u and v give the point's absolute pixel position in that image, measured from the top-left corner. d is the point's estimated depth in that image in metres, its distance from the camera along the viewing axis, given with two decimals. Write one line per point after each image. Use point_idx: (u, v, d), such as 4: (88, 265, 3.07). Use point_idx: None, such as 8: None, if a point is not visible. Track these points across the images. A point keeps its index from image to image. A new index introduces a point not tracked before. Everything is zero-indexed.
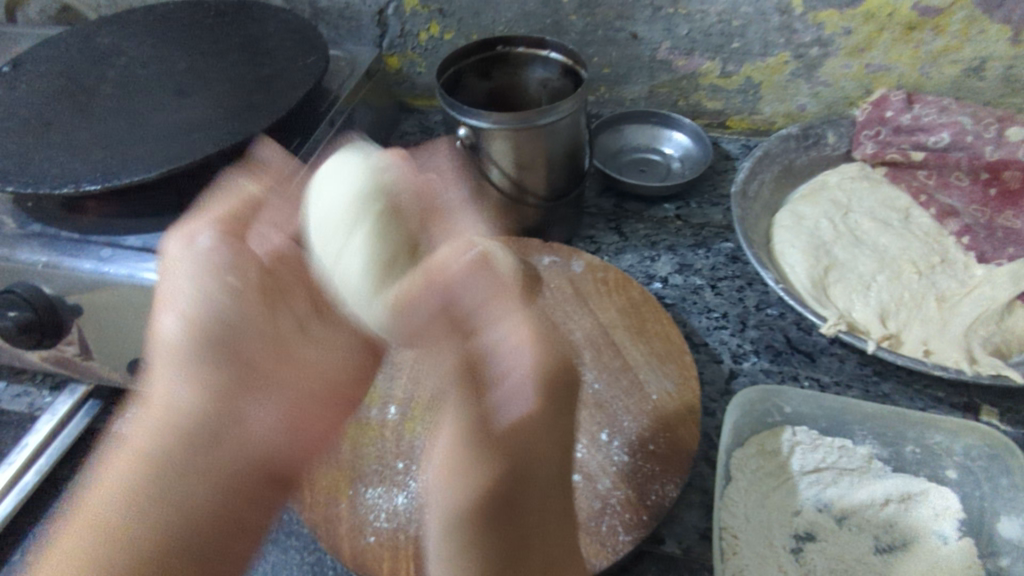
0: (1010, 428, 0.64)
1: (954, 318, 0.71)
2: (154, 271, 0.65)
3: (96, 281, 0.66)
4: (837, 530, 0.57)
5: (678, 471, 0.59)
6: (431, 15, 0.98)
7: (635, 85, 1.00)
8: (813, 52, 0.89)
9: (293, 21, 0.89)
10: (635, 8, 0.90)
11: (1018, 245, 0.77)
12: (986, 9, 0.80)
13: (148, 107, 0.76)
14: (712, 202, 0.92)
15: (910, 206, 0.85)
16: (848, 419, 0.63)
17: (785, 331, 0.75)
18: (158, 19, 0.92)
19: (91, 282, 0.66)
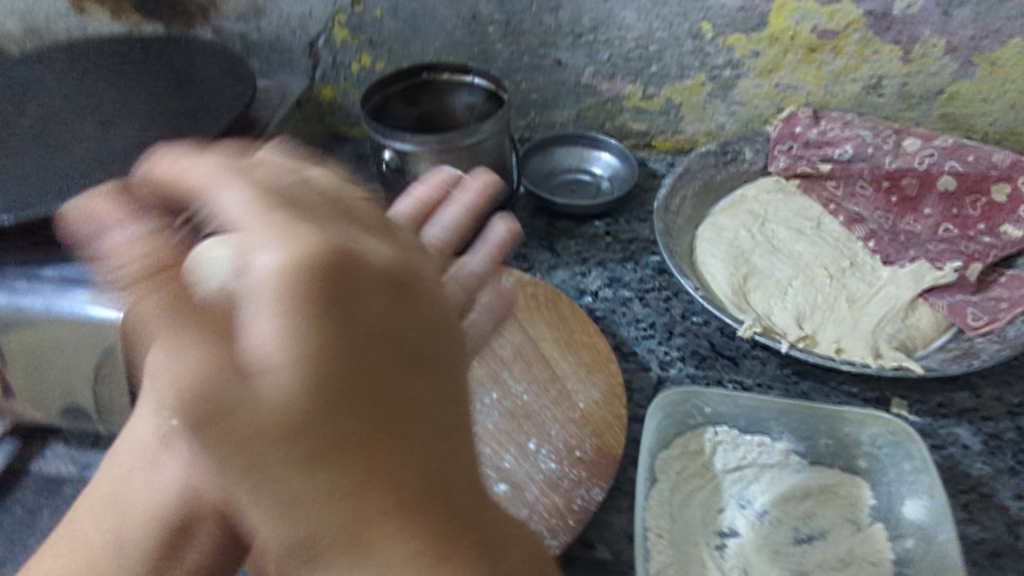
0: (916, 417, 0.67)
1: (863, 317, 0.75)
2: (70, 304, 0.63)
3: (13, 316, 0.64)
4: (759, 525, 0.59)
5: (603, 475, 0.60)
6: (362, 46, 1.00)
7: (564, 109, 1.03)
8: (726, 73, 0.94)
9: (222, 53, 0.90)
10: (557, 36, 0.94)
11: (918, 247, 0.82)
12: (877, 32, 0.86)
13: (72, 139, 0.76)
14: (640, 219, 0.95)
15: (820, 215, 0.89)
16: (764, 416, 0.65)
17: (709, 337, 0.78)
18: (84, 53, 0.91)
19: (8, 318, 0.64)
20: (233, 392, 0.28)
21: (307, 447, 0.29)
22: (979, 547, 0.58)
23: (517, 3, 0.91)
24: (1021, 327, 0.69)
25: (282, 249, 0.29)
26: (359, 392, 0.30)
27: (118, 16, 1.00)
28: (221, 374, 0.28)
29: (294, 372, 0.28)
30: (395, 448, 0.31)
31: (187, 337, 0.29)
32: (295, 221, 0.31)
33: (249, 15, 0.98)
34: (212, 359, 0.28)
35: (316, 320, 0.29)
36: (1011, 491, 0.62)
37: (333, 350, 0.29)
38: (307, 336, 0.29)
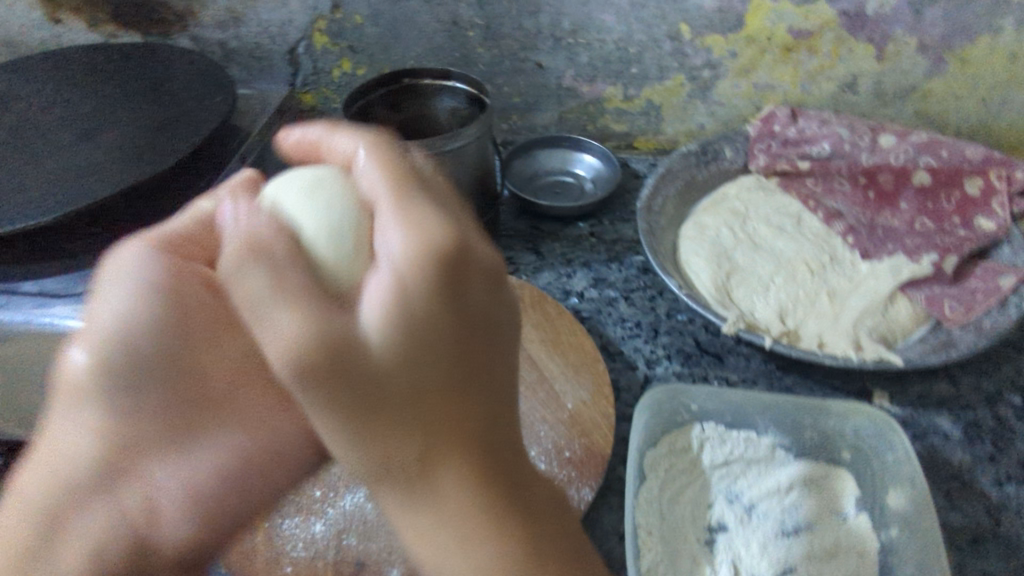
0: (899, 409, 0.69)
1: (844, 311, 0.76)
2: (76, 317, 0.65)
3: (20, 330, 0.66)
4: (748, 520, 0.60)
5: (592, 474, 0.61)
6: (342, 52, 1.00)
7: (546, 112, 1.04)
8: (704, 74, 0.95)
9: (201, 62, 0.90)
10: (537, 39, 0.94)
11: (895, 241, 0.84)
12: (851, 31, 0.88)
13: (50, 151, 0.75)
14: (623, 219, 0.96)
15: (800, 212, 0.91)
16: (750, 411, 0.66)
17: (694, 335, 0.79)
18: (59, 63, 0.90)
19: (16, 331, 0.66)
20: (346, 347, 0.33)
21: (392, 395, 0.33)
22: (961, 534, 0.59)
23: (497, 7, 0.91)
24: (996, 318, 0.71)
25: (404, 238, 0.34)
26: (445, 348, 0.34)
27: (95, 25, 0.99)
28: (335, 330, 0.33)
29: (395, 335, 0.33)
30: (473, 398, 0.34)
31: (292, 307, 0.33)
32: (400, 209, 0.36)
33: (228, 23, 0.98)
34: (327, 324, 0.33)
35: (419, 287, 0.33)
36: (991, 478, 0.63)
37: (427, 313, 0.33)
38: (415, 301, 0.33)
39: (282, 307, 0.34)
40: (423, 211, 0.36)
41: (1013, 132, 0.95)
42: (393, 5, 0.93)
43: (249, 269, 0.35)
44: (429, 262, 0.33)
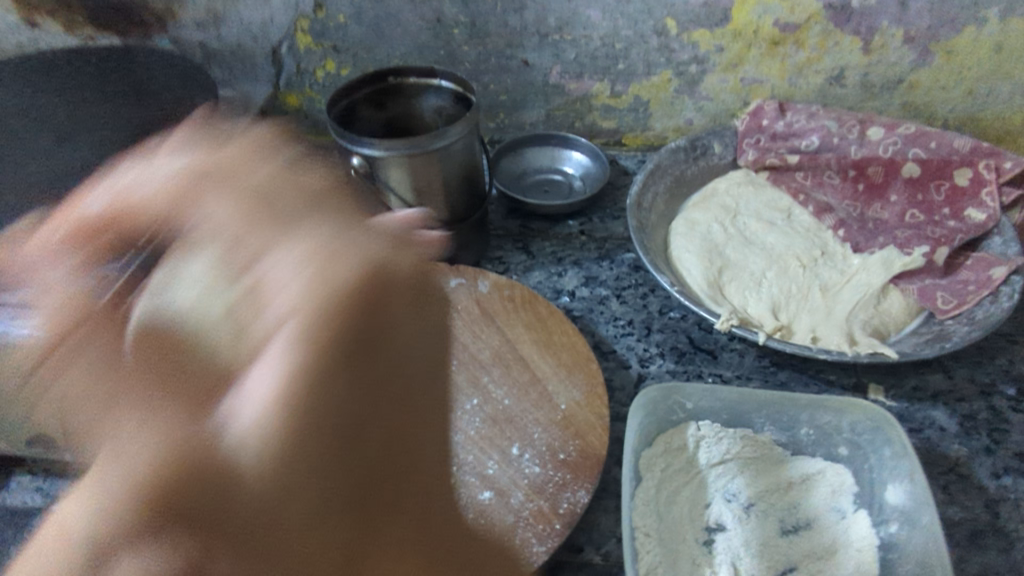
0: (894, 403, 0.68)
1: (837, 305, 0.76)
2: None
3: None
4: (746, 518, 0.59)
5: (588, 476, 0.60)
6: (325, 52, 0.98)
7: (533, 110, 1.03)
8: (692, 69, 0.95)
9: (180, 64, 0.88)
10: (523, 36, 0.93)
11: (886, 234, 0.84)
12: (837, 23, 0.87)
13: (26, 157, 0.73)
14: (613, 216, 0.95)
15: (791, 206, 0.90)
16: (746, 408, 0.65)
17: (687, 332, 0.78)
18: (34, 67, 0.88)
19: None
20: (219, 461, 0.28)
21: (267, 522, 0.28)
22: (960, 527, 0.59)
23: (482, 4, 0.90)
24: (988, 309, 0.71)
25: (295, 335, 0.30)
26: (348, 447, 0.31)
27: (71, 28, 0.97)
28: (207, 450, 0.28)
29: (289, 435, 0.29)
30: (385, 492, 0.32)
31: (134, 420, 0.28)
32: (293, 245, 0.33)
33: (208, 24, 0.96)
34: (187, 442, 0.28)
35: (318, 376, 0.31)
36: (987, 470, 0.63)
37: (337, 399, 0.31)
38: (307, 389, 0.30)
39: (126, 426, 0.28)
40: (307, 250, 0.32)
41: (1000, 123, 0.95)
42: (376, 4, 0.92)
43: (76, 370, 0.28)
44: (324, 341, 0.31)
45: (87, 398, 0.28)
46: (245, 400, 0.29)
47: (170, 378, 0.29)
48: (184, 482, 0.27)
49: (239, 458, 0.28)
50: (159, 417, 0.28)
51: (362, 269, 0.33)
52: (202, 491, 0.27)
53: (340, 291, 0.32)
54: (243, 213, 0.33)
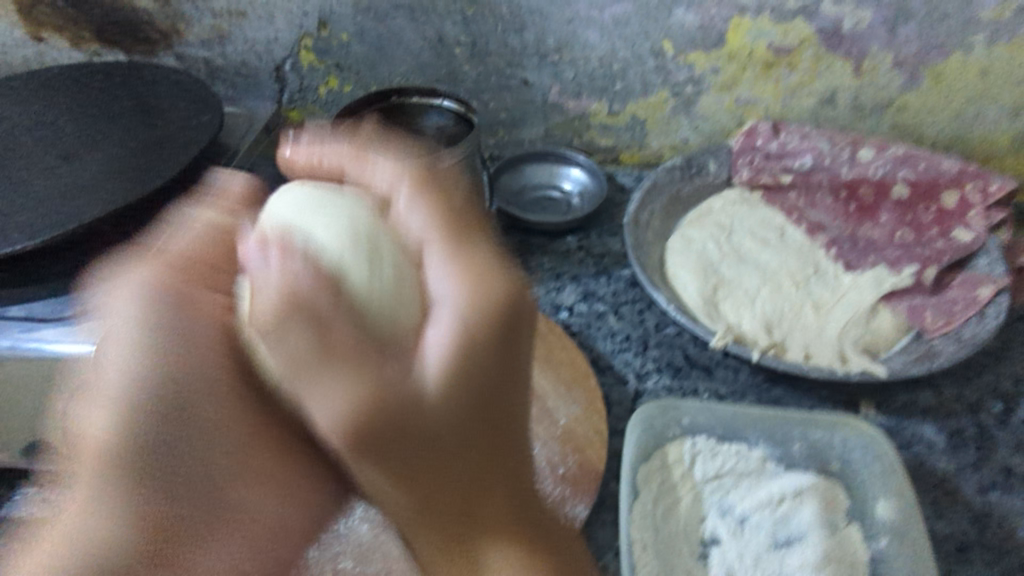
0: (884, 419, 0.70)
1: (828, 322, 0.78)
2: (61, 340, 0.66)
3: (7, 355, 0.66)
4: (739, 532, 0.61)
5: (587, 490, 0.62)
6: (329, 70, 1.00)
7: (532, 127, 1.05)
8: (687, 89, 0.97)
9: (187, 81, 0.89)
10: (523, 56, 0.95)
11: (876, 253, 0.86)
12: (829, 48, 0.90)
13: (35, 173, 0.74)
14: (611, 233, 0.97)
15: (784, 224, 0.92)
16: (741, 424, 0.67)
17: (683, 348, 0.80)
18: (42, 81, 0.89)
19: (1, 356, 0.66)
20: (402, 394, 0.36)
21: (435, 436, 0.36)
22: (947, 541, 0.61)
23: (483, 25, 0.92)
24: (975, 327, 0.73)
25: (467, 308, 0.41)
26: (487, 389, 0.39)
27: (78, 44, 0.98)
28: (393, 381, 0.36)
29: (452, 367, 0.38)
30: (498, 433, 0.39)
31: (345, 367, 0.36)
32: (455, 268, 0.44)
33: (214, 41, 0.97)
34: (377, 373, 0.36)
35: (478, 335, 0.39)
36: (974, 484, 0.64)
37: (487, 352, 0.39)
38: (470, 340, 0.39)
39: (326, 380, 0.35)
40: (471, 264, 0.44)
41: (987, 144, 0.97)
42: (379, 23, 0.93)
43: (295, 329, 0.37)
44: (487, 321, 0.40)
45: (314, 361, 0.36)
46: (434, 347, 0.39)
47: (350, 331, 0.38)
48: (377, 401, 0.35)
49: (421, 387, 0.37)
50: (356, 363, 0.36)
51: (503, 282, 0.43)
52: (393, 413, 0.35)
53: (502, 294, 0.42)
54: (448, 230, 0.46)
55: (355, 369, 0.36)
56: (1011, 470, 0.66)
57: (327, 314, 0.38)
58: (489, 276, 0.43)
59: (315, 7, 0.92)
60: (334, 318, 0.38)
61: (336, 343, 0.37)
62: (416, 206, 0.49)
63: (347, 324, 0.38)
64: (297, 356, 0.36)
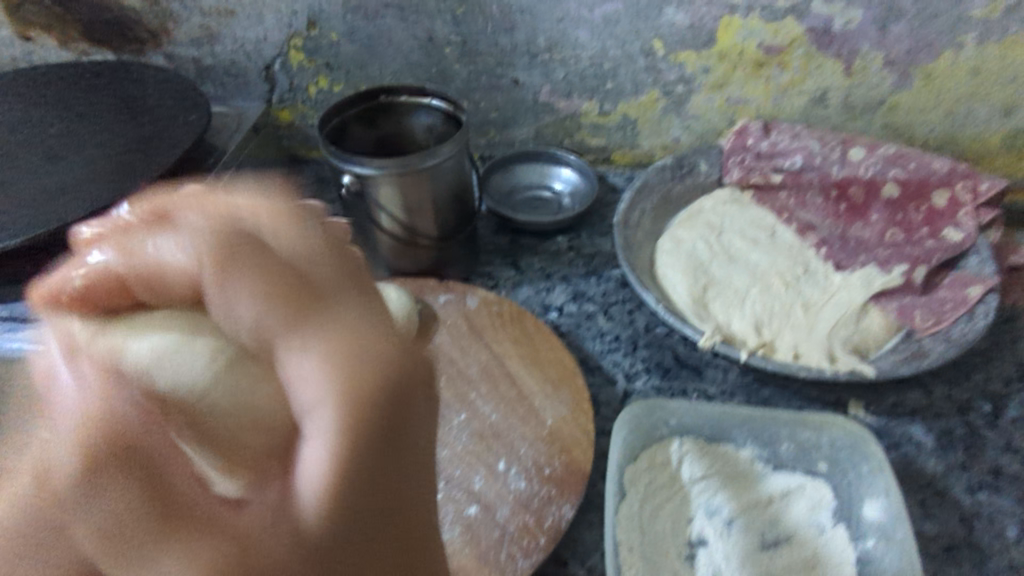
0: (873, 419, 0.70)
1: (818, 322, 0.78)
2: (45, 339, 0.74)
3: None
4: (727, 533, 0.60)
5: (573, 491, 0.61)
6: (318, 69, 0.99)
7: (523, 127, 1.05)
8: (678, 89, 0.97)
9: (174, 80, 0.89)
10: (513, 56, 0.95)
11: (867, 253, 0.86)
12: (819, 47, 0.89)
13: (20, 173, 0.74)
14: (601, 233, 0.97)
15: (775, 224, 0.92)
16: (728, 424, 0.67)
17: (673, 348, 0.79)
18: (28, 80, 0.89)
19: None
20: (264, 550, 0.24)
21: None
22: (936, 541, 0.60)
23: (473, 25, 0.92)
24: (965, 327, 0.72)
25: (330, 402, 0.27)
26: (387, 519, 0.27)
27: (66, 43, 0.98)
28: (240, 544, 0.24)
29: (341, 490, 0.25)
30: (406, 553, 0.28)
31: (174, 553, 0.23)
32: (307, 340, 0.29)
33: (203, 40, 0.97)
34: (213, 539, 0.24)
35: (365, 429, 0.27)
36: (963, 485, 0.64)
37: (377, 458, 0.27)
38: (348, 451, 0.26)
39: (158, 559, 0.23)
40: (321, 333, 0.29)
41: (978, 144, 0.97)
42: (368, 22, 0.93)
43: (103, 492, 0.24)
44: (361, 408, 0.27)
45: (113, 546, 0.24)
46: (301, 467, 0.26)
47: (165, 488, 0.24)
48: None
49: (293, 521, 0.24)
50: (190, 532, 0.24)
51: (390, 343, 0.29)
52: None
53: (374, 360, 0.28)
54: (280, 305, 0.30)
55: (201, 550, 0.23)
56: (1000, 471, 0.65)
57: (124, 460, 0.25)
58: (358, 345, 0.28)
59: (304, 6, 0.92)
60: (140, 478, 0.24)
61: (154, 503, 0.24)
62: (178, 251, 0.36)
63: (169, 474, 0.25)
64: (103, 538, 0.24)
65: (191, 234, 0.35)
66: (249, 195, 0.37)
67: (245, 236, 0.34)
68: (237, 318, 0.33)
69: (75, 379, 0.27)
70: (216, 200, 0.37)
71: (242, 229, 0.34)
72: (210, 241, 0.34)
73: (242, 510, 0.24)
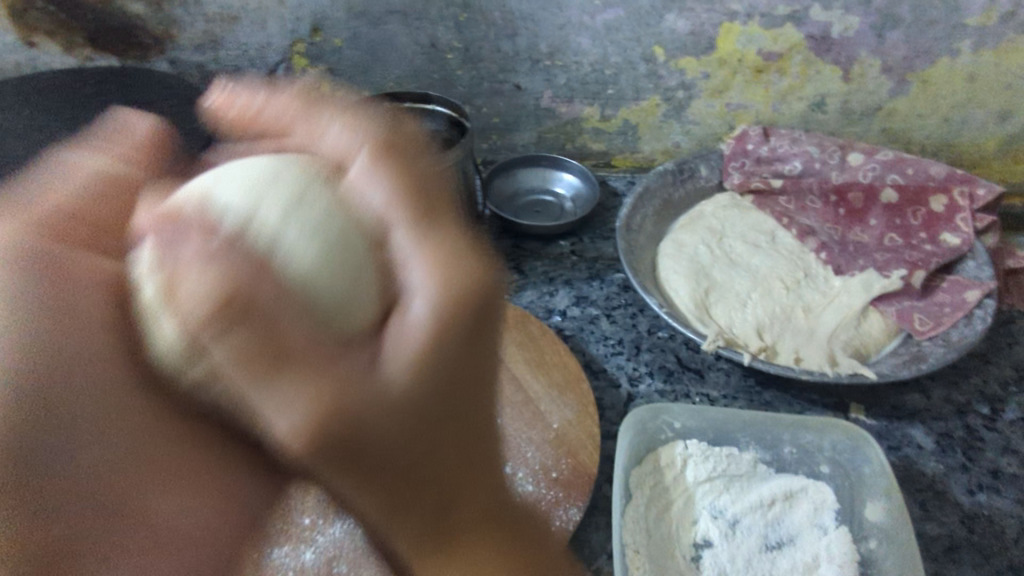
0: (873, 421, 0.71)
1: (819, 326, 0.79)
2: None
3: None
4: (731, 535, 0.61)
5: (580, 494, 0.62)
6: (322, 75, 1.00)
7: (525, 132, 1.06)
8: (679, 94, 0.98)
9: (179, 85, 0.89)
10: (515, 62, 0.96)
11: (866, 257, 0.87)
12: (818, 54, 0.91)
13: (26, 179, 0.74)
14: (603, 237, 0.98)
15: (775, 228, 0.93)
16: (731, 428, 0.68)
17: (676, 352, 0.80)
18: (33, 85, 0.89)
19: None
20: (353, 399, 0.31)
21: (393, 451, 0.32)
22: (936, 542, 0.61)
23: (476, 31, 0.93)
24: (963, 331, 0.74)
25: (436, 292, 0.34)
26: (457, 399, 0.35)
27: (70, 49, 0.98)
28: (347, 387, 0.31)
29: (429, 362, 0.33)
30: (462, 447, 0.36)
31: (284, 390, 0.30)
32: (428, 235, 0.36)
33: (206, 46, 0.97)
34: (324, 385, 0.30)
35: (456, 330, 0.34)
36: (963, 486, 0.65)
37: (461, 347, 0.34)
38: (443, 337, 0.33)
39: (271, 390, 0.30)
40: (444, 233, 0.37)
41: (974, 148, 0.98)
42: (372, 28, 0.94)
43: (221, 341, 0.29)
44: (457, 314, 0.34)
45: (245, 367, 0.29)
46: (404, 330, 0.34)
47: (294, 334, 0.31)
48: (323, 414, 0.30)
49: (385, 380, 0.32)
50: (305, 372, 0.30)
51: (481, 261, 0.37)
52: (337, 438, 0.30)
53: (473, 267, 0.35)
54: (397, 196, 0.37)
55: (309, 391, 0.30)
56: (998, 472, 0.66)
57: (258, 307, 0.30)
58: (472, 254, 0.36)
59: (308, 12, 0.92)
60: (265, 333, 0.30)
61: (271, 348, 0.30)
62: (342, 130, 0.41)
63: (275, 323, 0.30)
64: (228, 363, 0.30)
65: (340, 143, 0.41)
66: (351, 103, 0.42)
67: (394, 140, 0.40)
68: (360, 198, 0.39)
69: (196, 236, 0.33)
70: (332, 106, 0.42)
71: (387, 126, 0.40)
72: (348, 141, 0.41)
73: (341, 365, 0.32)
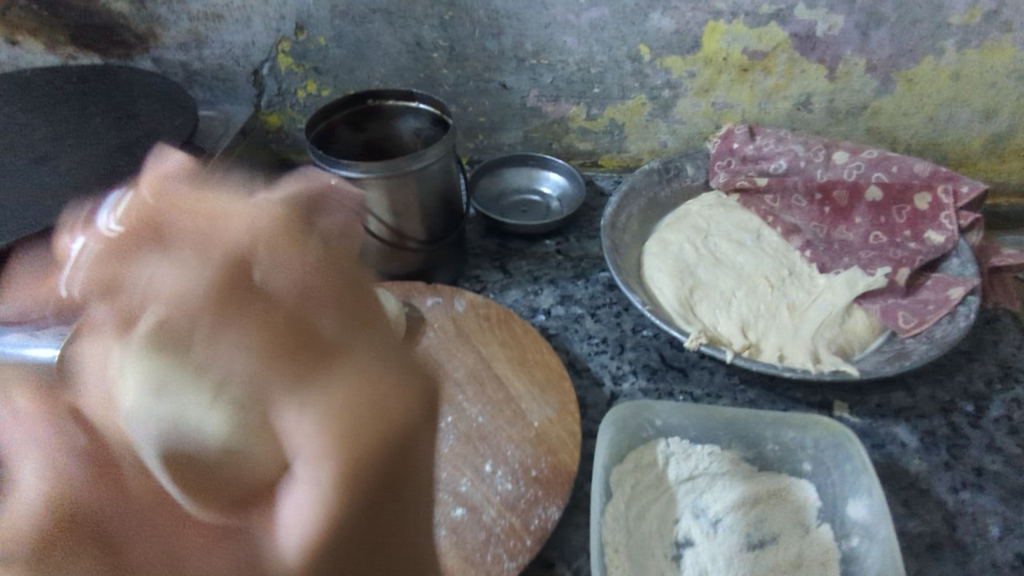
0: (857, 418, 0.70)
1: (803, 324, 0.78)
2: None
3: None
4: (713, 533, 0.61)
5: (559, 493, 0.61)
6: (307, 74, 1.00)
7: (511, 132, 1.05)
8: (665, 94, 0.98)
9: (162, 84, 0.89)
10: (501, 61, 0.96)
11: (851, 255, 0.87)
12: (803, 52, 0.91)
13: (3, 175, 0.73)
14: (589, 236, 0.97)
15: (760, 227, 0.92)
16: (713, 426, 0.67)
17: (660, 350, 0.80)
18: (16, 83, 0.88)
19: None
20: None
21: None
22: (919, 540, 0.61)
23: (461, 29, 0.92)
24: (947, 328, 0.73)
25: (315, 471, 0.25)
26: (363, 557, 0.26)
27: (53, 47, 0.98)
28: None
29: (316, 565, 0.25)
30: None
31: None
32: (306, 405, 0.25)
33: (190, 44, 0.97)
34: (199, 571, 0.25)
35: (343, 517, 0.25)
36: (946, 484, 0.65)
37: (356, 529, 0.26)
38: (332, 512, 0.25)
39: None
40: (325, 396, 0.26)
41: (960, 147, 0.98)
42: (357, 28, 0.94)
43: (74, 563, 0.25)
44: (353, 485, 0.25)
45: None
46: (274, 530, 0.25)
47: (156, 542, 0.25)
48: None
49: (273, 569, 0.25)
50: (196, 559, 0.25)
51: (395, 392, 0.27)
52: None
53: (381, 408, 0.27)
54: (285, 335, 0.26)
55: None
56: (982, 469, 0.66)
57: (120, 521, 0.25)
58: (370, 406, 0.26)
59: (293, 11, 0.92)
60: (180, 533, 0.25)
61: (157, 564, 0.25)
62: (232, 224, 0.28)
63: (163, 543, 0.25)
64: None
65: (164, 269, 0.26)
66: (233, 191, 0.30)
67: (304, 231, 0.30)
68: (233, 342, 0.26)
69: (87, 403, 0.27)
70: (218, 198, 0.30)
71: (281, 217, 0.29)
72: (237, 233, 0.28)
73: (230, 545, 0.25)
